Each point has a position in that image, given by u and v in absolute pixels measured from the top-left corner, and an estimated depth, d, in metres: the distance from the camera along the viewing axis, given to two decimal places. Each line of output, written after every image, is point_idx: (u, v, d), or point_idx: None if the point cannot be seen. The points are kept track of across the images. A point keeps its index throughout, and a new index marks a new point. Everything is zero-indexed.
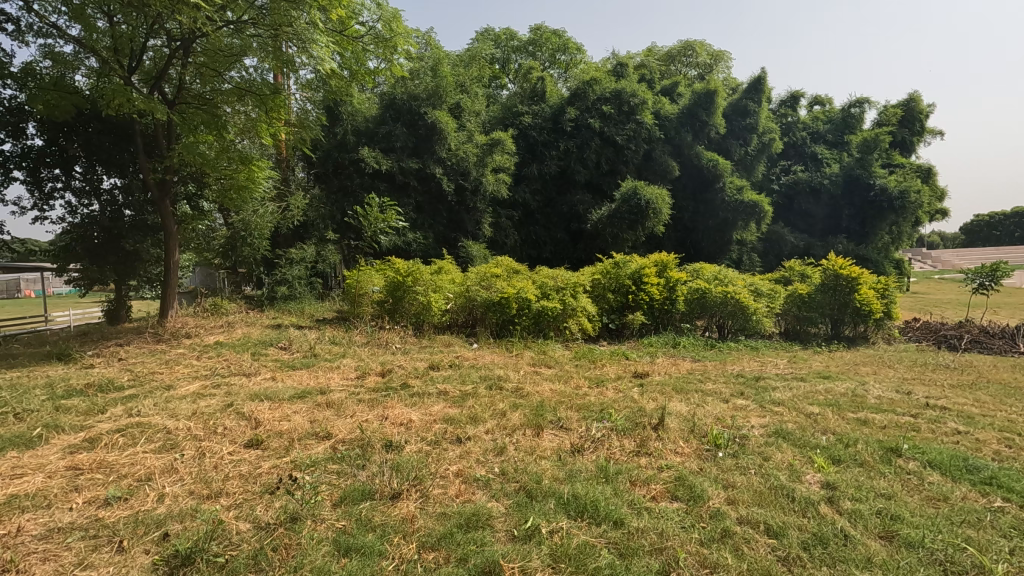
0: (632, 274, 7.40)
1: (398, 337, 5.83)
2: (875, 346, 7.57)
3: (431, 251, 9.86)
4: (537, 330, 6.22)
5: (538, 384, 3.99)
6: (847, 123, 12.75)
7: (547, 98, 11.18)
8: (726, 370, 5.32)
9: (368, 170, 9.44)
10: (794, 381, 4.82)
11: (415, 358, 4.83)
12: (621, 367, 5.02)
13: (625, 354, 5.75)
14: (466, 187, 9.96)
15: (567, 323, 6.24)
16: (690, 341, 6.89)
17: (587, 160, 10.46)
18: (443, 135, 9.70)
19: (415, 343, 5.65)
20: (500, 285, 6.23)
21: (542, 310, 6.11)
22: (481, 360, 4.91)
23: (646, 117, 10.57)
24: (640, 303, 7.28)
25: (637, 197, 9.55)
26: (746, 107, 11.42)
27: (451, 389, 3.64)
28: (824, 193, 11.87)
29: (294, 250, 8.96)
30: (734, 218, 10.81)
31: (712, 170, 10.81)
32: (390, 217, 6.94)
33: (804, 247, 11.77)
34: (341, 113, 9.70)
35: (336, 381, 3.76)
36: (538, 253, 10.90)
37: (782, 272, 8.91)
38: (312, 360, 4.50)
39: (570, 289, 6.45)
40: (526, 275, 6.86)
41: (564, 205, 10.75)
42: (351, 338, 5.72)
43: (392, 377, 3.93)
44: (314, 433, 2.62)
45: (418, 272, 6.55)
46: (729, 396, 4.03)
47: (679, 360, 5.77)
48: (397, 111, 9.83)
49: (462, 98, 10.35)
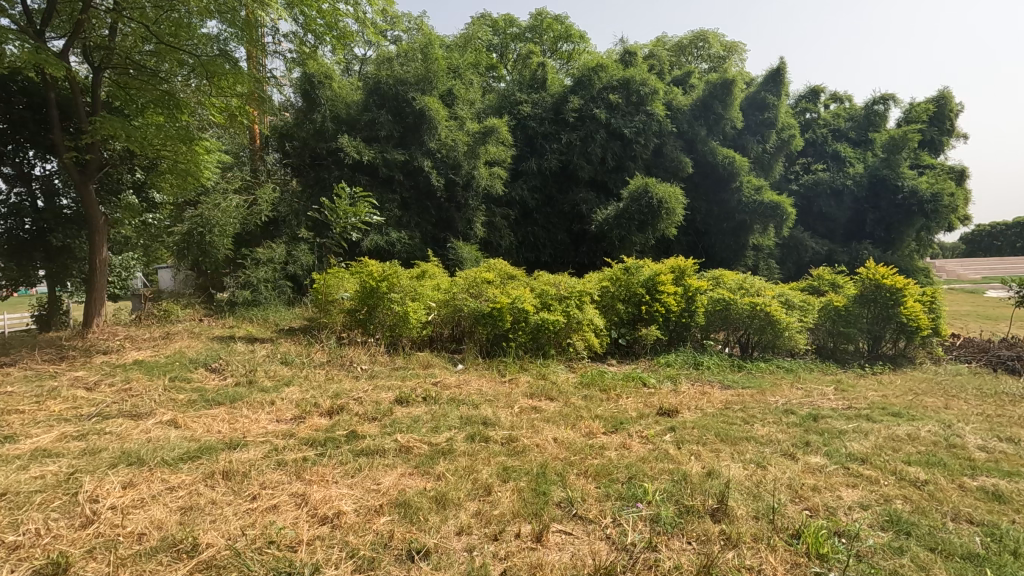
0: (646, 282, 6.38)
1: (367, 356, 4.79)
2: (924, 368, 6.58)
3: (417, 253, 8.84)
4: (537, 347, 5.20)
5: (538, 430, 2.96)
6: (871, 121, 11.84)
7: (548, 86, 10.17)
8: (768, 402, 4.30)
9: (347, 161, 8.46)
10: (859, 420, 3.81)
11: (379, 388, 3.78)
12: (641, 400, 4.00)
13: (643, 379, 4.75)
14: (457, 182, 8.93)
15: (572, 339, 5.26)
16: (713, 361, 5.91)
17: (593, 155, 9.46)
18: (432, 123, 8.71)
19: (386, 365, 4.61)
20: (492, 293, 5.19)
21: (542, 324, 5.09)
22: (467, 391, 3.88)
23: (657, 108, 9.64)
24: (654, 316, 6.28)
25: (648, 195, 8.63)
26: (764, 100, 10.52)
27: (417, 442, 2.61)
28: (848, 195, 10.92)
29: (261, 249, 7.92)
30: (752, 221, 9.90)
31: (728, 167, 9.87)
32: (366, 212, 5.93)
33: (826, 254, 10.85)
34: (318, 97, 8.67)
35: (259, 428, 2.72)
36: (536, 257, 9.86)
37: (809, 281, 7.96)
38: (243, 390, 3.44)
39: (575, 298, 5.43)
40: (522, 281, 5.84)
41: (565, 204, 9.74)
42: (308, 357, 4.67)
43: (340, 420, 2.89)
44: (171, 547, 1.60)
45: (394, 277, 5.50)
46: (791, 449, 3.02)
47: (707, 388, 4.78)
48: (382, 97, 8.85)
49: (455, 84, 9.35)
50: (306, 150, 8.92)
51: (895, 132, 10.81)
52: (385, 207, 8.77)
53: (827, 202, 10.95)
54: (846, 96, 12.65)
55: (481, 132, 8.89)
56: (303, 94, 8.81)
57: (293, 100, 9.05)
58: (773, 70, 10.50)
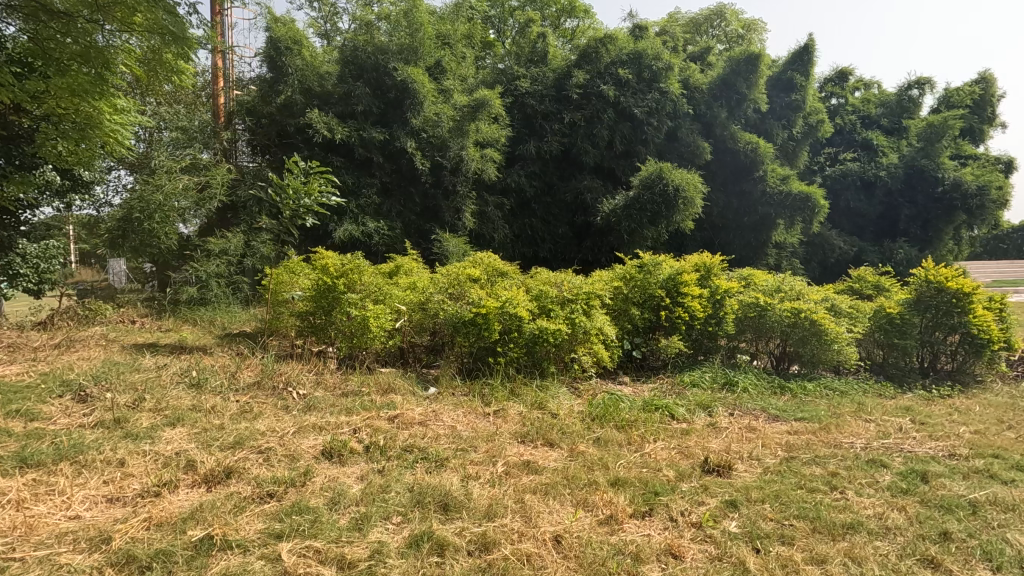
0: (666, 282, 5.27)
1: (311, 376, 3.69)
2: (997, 388, 5.48)
3: (398, 246, 7.73)
4: (534, 364, 4.09)
5: (532, 520, 1.86)
6: (904, 107, 10.76)
7: (550, 60, 9.00)
8: (842, 446, 3.18)
9: (317, 140, 7.37)
10: (986, 480, 2.72)
11: (305, 430, 2.66)
12: (674, 448, 2.89)
13: (669, 408, 3.66)
14: (444, 165, 7.81)
15: (576, 353, 4.18)
16: (749, 381, 4.84)
17: (599, 138, 8.36)
18: (416, 98, 7.58)
19: (333, 389, 3.50)
20: (475, 295, 4.06)
21: (539, 335, 3.97)
22: (432, 436, 2.77)
23: (672, 85, 8.54)
24: (675, 324, 5.19)
25: (663, 182, 7.58)
26: (791, 80, 9.46)
27: (313, 562, 1.50)
28: (879, 187, 9.86)
29: (213, 239, 6.78)
30: (777, 215, 8.85)
31: (751, 154, 8.81)
32: (324, 193, 4.81)
33: (855, 253, 9.78)
34: (285, 65, 7.54)
35: (56, 527, 1.63)
36: (534, 252, 8.70)
37: (847, 283, 6.90)
38: (94, 437, 2.33)
39: (582, 302, 4.34)
40: (515, 279, 4.72)
41: (568, 192, 8.59)
42: (232, 377, 3.56)
43: (209, 502, 1.78)
44: None
45: (356, 273, 4.38)
46: (925, 548, 1.93)
47: (753, 421, 3.70)
48: (360, 67, 7.72)
49: (444, 55, 8.21)
50: (272, 126, 7.80)
51: (934, 119, 9.77)
52: (362, 192, 7.65)
53: (857, 195, 9.89)
54: (875, 81, 11.55)
55: (471, 106, 7.73)
56: (269, 62, 7.69)
57: (258, 70, 7.94)
58: (802, 46, 9.42)
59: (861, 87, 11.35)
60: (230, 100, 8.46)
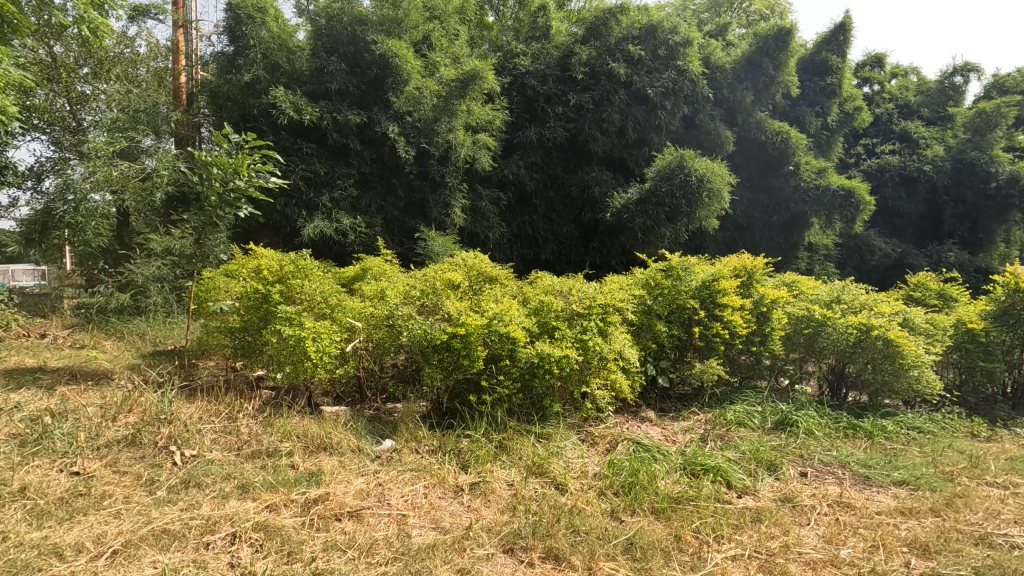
0: (699, 291, 4.20)
1: (220, 423, 2.64)
2: None
3: (377, 245, 6.67)
4: (532, 403, 3.03)
5: None
6: (947, 94, 9.68)
7: (553, 36, 7.94)
8: (997, 546, 2.12)
9: (282, 122, 6.33)
10: None
11: (138, 544, 1.59)
12: (756, 563, 1.84)
13: (721, 472, 2.61)
14: (431, 154, 6.76)
15: (589, 388, 3.12)
16: (811, 417, 3.78)
17: (609, 123, 7.31)
18: (399, 75, 6.54)
19: (243, 446, 2.45)
20: (451, 308, 2.98)
21: (539, 365, 2.90)
22: (362, 548, 1.71)
23: (692, 62, 7.48)
24: (711, 344, 4.12)
25: (685, 172, 6.54)
26: (825, 61, 8.40)
27: None
28: (924, 182, 8.79)
29: (155, 236, 5.71)
30: (812, 213, 7.79)
31: (781, 145, 7.77)
32: (261, 174, 3.82)
33: (898, 257, 8.73)
34: (248, 36, 6.53)
35: None
36: (534, 254, 7.59)
37: (904, 291, 5.83)
38: None
39: (596, 317, 3.26)
40: (508, 286, 3.66)
41: (573, 186, 7.53)
42: (98, 426, 2.49)
43: None
44: None
45: (297, 277, 3.33)
46: None
47: (840, 489, 2.64)
48: (334, 40, 6.67)
49: (433, 28, 7.19)
50: (235, 108, 6.77)
51: (985, 105, 8.72)
52: (336, 184, 6.63)
53: (897, 192, 8.82)
54: (913, 68, 10.47)
55: (460, 81, 6.58)
56: (230, 34, 6.69)
57: (218, 43, 6.93)
58: (836, 25, 8.39)
59: (898, 74, 10.27)
60: (191, 79, 7.48)
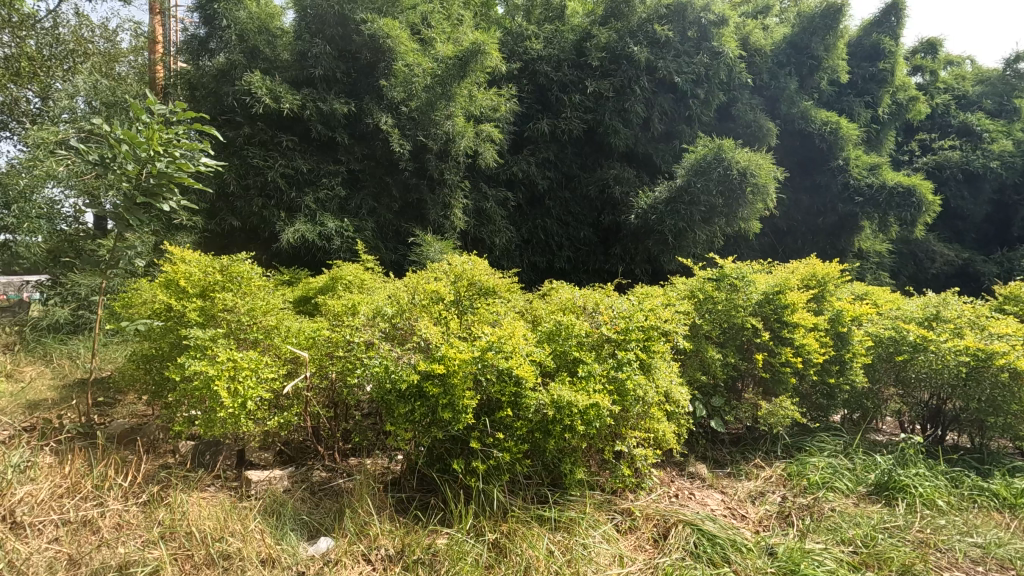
0: (761, 306, 3.25)
1: (72, 511, 1.75)
2: None
3: (365, 252, 5.80)
4: (544, 469, 2.12)
5: None
6: (1010, 84, 8.70)
7: (569, 18, 7.05)
8: None
9: (257, 111, 5.52)
10: None
11: None
12: None
13: None
14: (429, 147, 5.90)
15: (624, 447, 2.19)
16: (924, 476, 2.80)
17: (633, 113, 6.42)
18: (391, 58, 5.72)
19: (88, 557, 1.55)
20: (429, 333, 2.08)
21: (555, 419, 1.97)
22: None
23: (728, 44, 6.57)
24: (778, 375, 3.18)
25: (723, 166, 5.60)
26: (876, 45, 7.46)
27: None
28: (992, 181, 7.94)
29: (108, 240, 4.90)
30: (864, 214, 6.81)
31: (829, 137, 6.81)
32: (192, 154, 2.95)
33: (961, 264, 7.79)
34: (223, 17, 5.76)
35: None
36: (547, 262, 6.65)
37: (999, 303, 4.80)
38: None
39: (636, 345, 2.33)
40: (514, 300, 2.76)
41: (591, 185, 6.64)
42: None
43: None
44: None
45: (225, 290, 2.45)
46: None
47: None
48: (319, 19, 5.74)
49: (432, 9, 6.36)
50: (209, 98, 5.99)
51: None
52: (321, 182, 5.80)
53: (960, 191, 7.91)
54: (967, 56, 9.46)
55: (459, 59, 5.72)
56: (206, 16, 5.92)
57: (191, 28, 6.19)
58: (888, 5, 7.46)
59: (952, 63, 9.25)
60: (170, 71, 6.68)
